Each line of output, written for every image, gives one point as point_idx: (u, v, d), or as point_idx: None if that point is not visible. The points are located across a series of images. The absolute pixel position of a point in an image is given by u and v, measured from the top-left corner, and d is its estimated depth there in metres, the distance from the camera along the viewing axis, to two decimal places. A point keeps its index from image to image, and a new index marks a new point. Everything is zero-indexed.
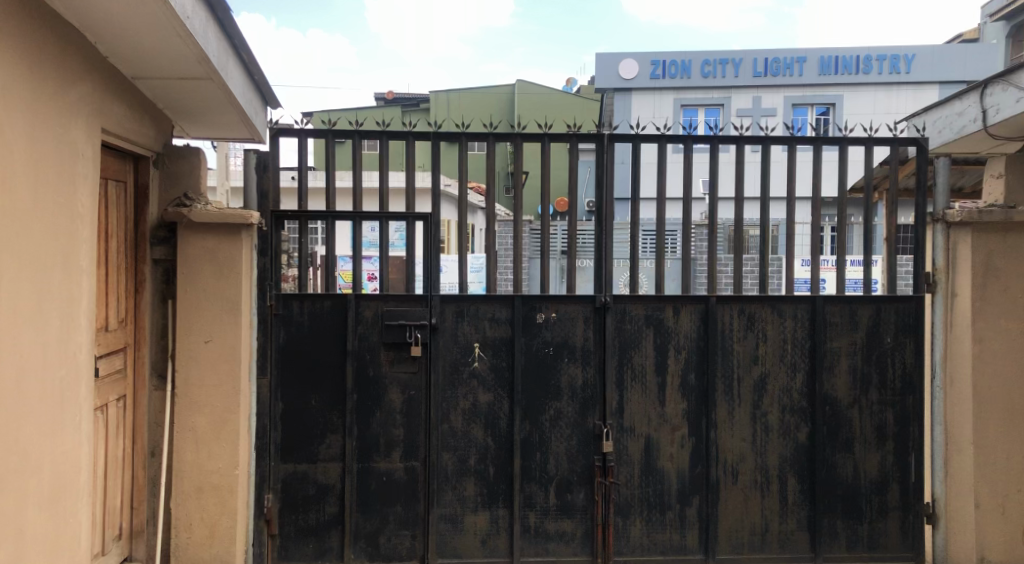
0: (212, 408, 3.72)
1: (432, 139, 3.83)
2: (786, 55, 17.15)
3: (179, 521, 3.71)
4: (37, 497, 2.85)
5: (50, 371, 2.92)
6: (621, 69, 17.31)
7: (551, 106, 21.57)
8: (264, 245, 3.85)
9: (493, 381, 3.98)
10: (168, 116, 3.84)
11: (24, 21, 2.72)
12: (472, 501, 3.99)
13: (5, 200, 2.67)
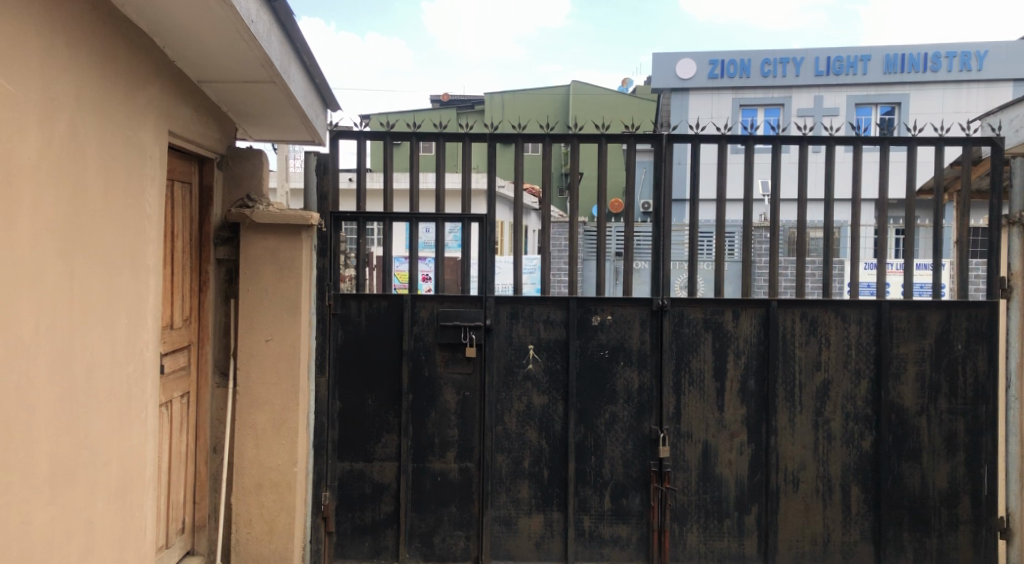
0: (271, 406, 3.78)
1: (489, 141, 3.83)
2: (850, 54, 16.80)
3: (240, 516, 3.79)
4: (105, 490, 2.94)
5: (119, 368, 3.01)
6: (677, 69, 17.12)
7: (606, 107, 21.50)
8: (324, 245, 3.92)
9: (548, 383, 3.96)
10: (231, 119, 3.93)
11: (97, 27, 2.81)
12: (526, 503, 3.98)
13: (79, 200, 2.76)
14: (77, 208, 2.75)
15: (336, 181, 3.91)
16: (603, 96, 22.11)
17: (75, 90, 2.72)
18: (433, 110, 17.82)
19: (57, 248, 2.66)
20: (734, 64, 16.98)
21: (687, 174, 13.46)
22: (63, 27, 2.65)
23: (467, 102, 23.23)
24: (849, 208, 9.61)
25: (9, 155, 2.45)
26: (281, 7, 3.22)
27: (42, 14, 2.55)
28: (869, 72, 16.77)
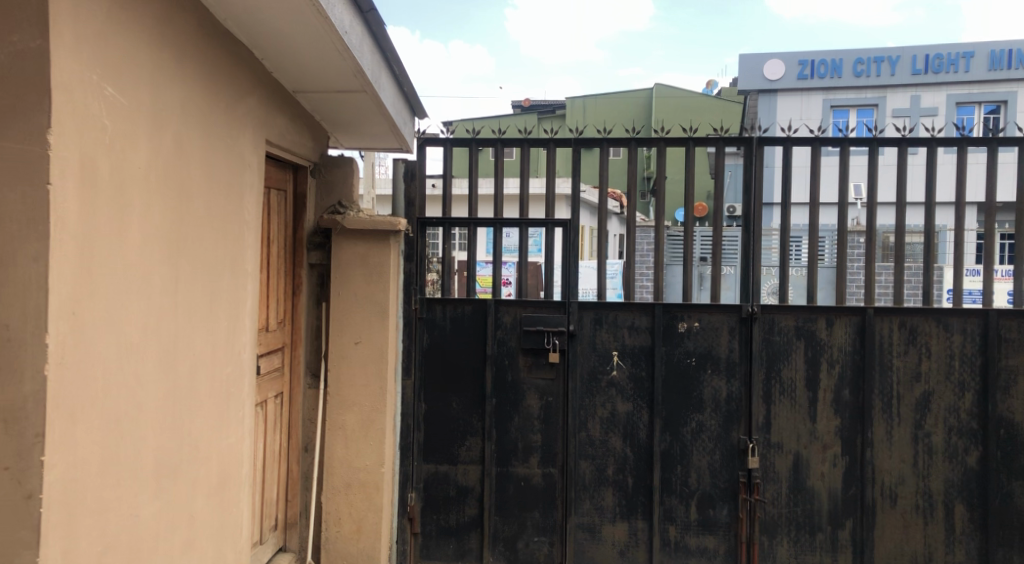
0: (359, 407, 3.87)
1: (573, 146, 3.82)
2: (951, 52, 16.19)
3: (330, 515, 3.90)
4: (205, 486, 3.06)
5: (219, 368, 3.14)
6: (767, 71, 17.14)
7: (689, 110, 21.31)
8: (411, 250, 4.01)
9: (632, 391, 3.92)
10: (323, 128, 4.04)
11: (201, 41, 2.92)
12: (610, 511, 3.95)
13: (185, 207, 2.88)
14: (182, 215, 2.87)
15: (423, 187, 4.00)
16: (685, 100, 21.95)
17: (180, 101, 2.84)
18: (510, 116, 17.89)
19: (164, 253, 2.78)
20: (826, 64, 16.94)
21: (776, 178, 13.12)
22: (170, 42, 2.77)
23: (547, 106, 23.35)
24: (953, 211, 9.20)
25: (123, 164, 2.56)
26: (373, 18, 3.29)
27: (151, 30, 2.66)
28: (972, 70, 16.13)
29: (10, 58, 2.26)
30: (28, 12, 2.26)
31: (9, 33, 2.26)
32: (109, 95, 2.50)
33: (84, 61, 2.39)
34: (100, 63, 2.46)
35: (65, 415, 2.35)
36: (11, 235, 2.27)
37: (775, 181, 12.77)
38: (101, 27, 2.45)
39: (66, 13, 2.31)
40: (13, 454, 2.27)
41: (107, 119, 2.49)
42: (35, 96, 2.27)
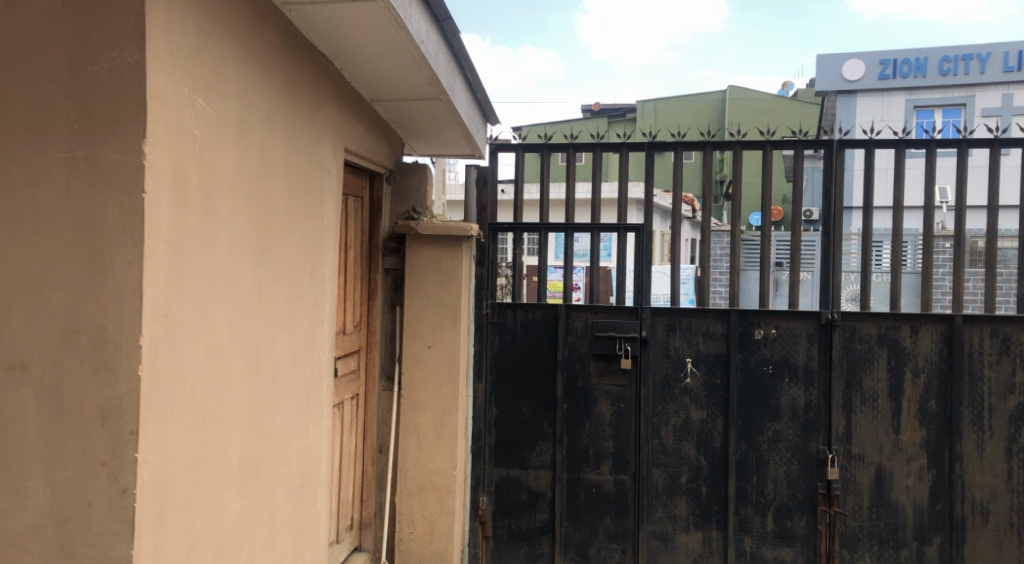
0: (432, 410, 3.93)
1: (646, 150, 3.79)
2: None
3: (404, 516, 3.96)
4: (286, 484, 3.15)
5: (299, 370, 3.24)
6: (847, 71, 17.21)
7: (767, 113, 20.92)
8: (482, 255, 4.05)
9: (707, 398, 3.86)
10: (397, 134, 4.14)
11: (283, 52, 3.01)
12: (684, 520, 3.90)
13: (268, 214, 2.98)
14: (265, 221, 2.96)
15: (495, 193, 4.05)
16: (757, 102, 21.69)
17: (264, 112, 2.93)
18: (578, 122, 17.90)
19: (249, 258, 2.87)
20: (910, 63, 16.96)
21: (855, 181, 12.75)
22: (254, 55, 2.85)
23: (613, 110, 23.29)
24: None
25: (211, 172, 2.64)
26: (449, 27, 3.34)
27: (238, 43, 2.74)
28: None
29: (110, 73, 2.35)
30: (127, 28, 2.33)
31: (109, 48, 2.34)
32: (200, 107, 2.57)
33: (177, 74, 2.46)
34: (191, 76, 2.53)
35: (158, 414, 2.42)
36: (109, 242, 2.36)
37: (854, 183, 12.41)
38: (193, 41, 2.52)
39: (161, 28, 2.39)
40: (110, 450, 2.36)
41: (198, 129, 2.56)
42: (132, 109, 2.35)
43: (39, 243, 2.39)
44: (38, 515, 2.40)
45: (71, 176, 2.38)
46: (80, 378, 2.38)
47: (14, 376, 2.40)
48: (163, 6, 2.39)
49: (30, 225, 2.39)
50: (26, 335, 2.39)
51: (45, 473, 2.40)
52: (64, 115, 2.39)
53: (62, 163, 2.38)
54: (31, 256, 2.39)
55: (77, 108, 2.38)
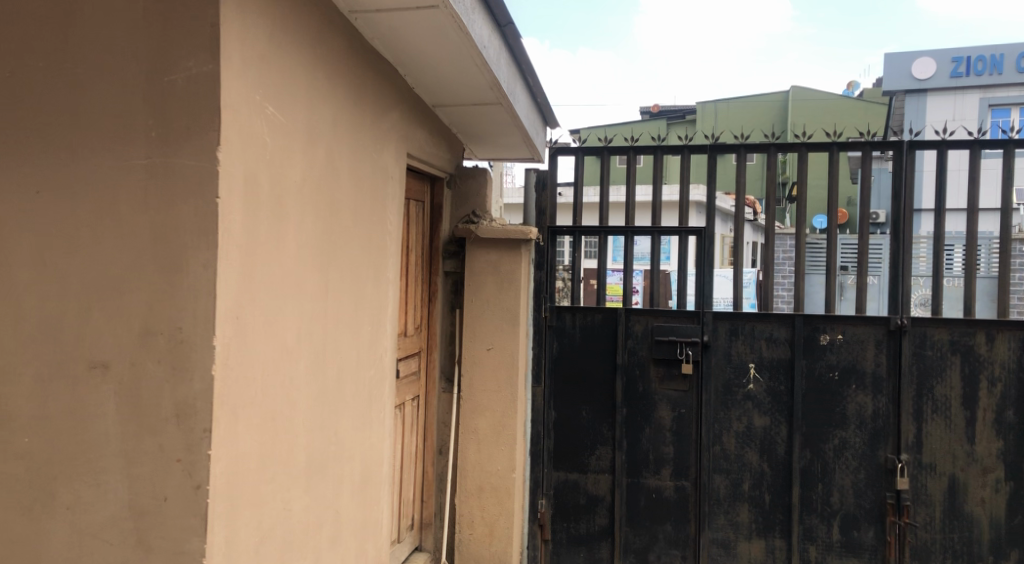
0: (492, 412, 3.97)
1: (709, 152, 3.74)
2: None
3: (463, 518, 4.01)
4: (350, 483, 3.22)
5: (362, 371, 3.32)
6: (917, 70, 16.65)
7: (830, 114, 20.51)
8: (541, 259, 4.07)
9: (770, 405, 3.82)
10: (458, 137, 4.22)
11: (349, 60, 3.08)
12: (746, 528, 3.87)
13: (334, 220, 3.05)
14: (332, 226, 3.03)
15: (554, 196, 4.07)
16: (818, 102, 21.27)
17: (331, 118, 2.99)
18: (635, 124, 17.74)
19: (316, 262, 2.94)
20: (984, 60, 16.44)
21: (925, 183, 12.37)
22: (322, 62, 2.91)
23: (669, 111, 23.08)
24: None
25: (281, 177, 2.71)
26: (511, 32, 3.37)
27: (307, 52, 2.82)
28: None
29: (187, 82, 2.42)
30: (203, 38, 2.41)
31: (186, 58, 2.42)
32: (270, 114, 2.64)
33: (249, 83, 2.53)
34: (263, 83, 2.60)
35: (229, 412, 2.49)
36: (185, 245, 2.43)
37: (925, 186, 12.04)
38: (264, 51, 2.59)
39: (235, 38, 2.46)
40: (185, 446, 2.43)
41: (268, 135, 2.63)
42: (207, 116, 2.42)
43: (119, 246, 2.47)
44: (117, 508, 2.48)
45: (149, 182, 2.46)
46: (157, 377, 2.46)
47: (95, 374, 2.48)
48: (237, 17, 2.46)
49: (111, 229, 2.47)
50: (106, 334, 2.47)
51: (123, 468, 2.47)
52: (143, 122, 2.46)
53: (141, 169, 2.46)
54: (112, 259, 2.47)
55: (155, 115, 2.46)
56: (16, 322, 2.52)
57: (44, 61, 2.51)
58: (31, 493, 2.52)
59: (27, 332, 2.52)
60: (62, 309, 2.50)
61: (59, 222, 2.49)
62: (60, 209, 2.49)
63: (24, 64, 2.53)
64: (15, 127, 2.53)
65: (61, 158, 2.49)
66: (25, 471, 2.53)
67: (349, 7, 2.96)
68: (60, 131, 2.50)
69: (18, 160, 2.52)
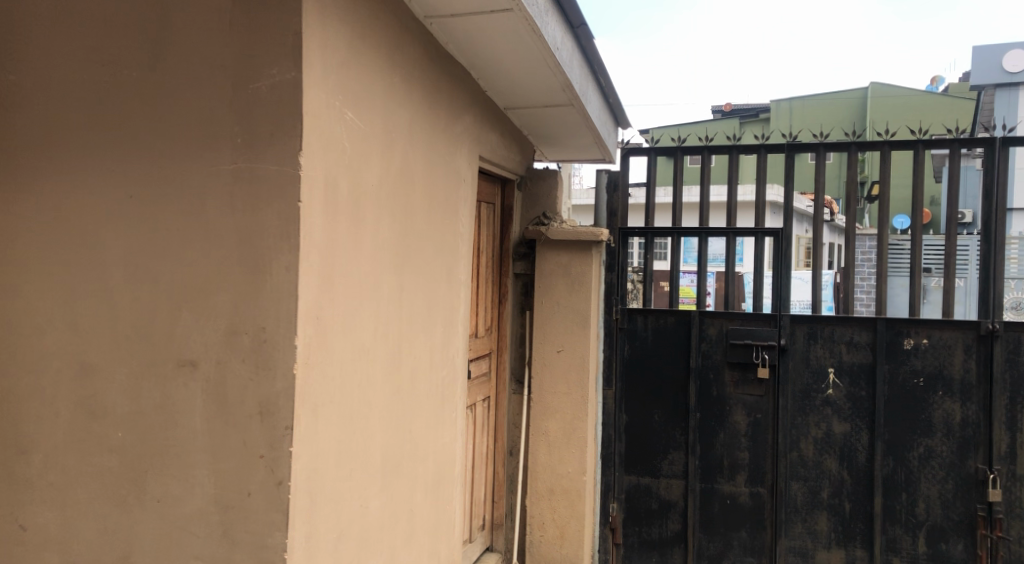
0: (562, 414, 3.99)
1: (786, 152, 3.66)
2: None
3: (534, 519, 4.04)
4: (423, 483, 3.28)
5: (436, 373, 3.37)
6: None
7: (911, 111, 19.83)
8: (612, 261, 4.09)
9: (850, 411, 3.77)
10: (529, 140, 4.26)
11: (423, 64, 3.11)
12: (825, 537, 3.84)
13: (409, 223, 3.09)
14: (407, 228, 3.08)
15: (626, 197, 4.05)
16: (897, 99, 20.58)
17: (407, 123, 3.04)
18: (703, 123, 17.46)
19: (392, 263, 2.99)
20: None
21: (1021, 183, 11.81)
22: (399, 67, 2.96)
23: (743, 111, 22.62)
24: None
25: (359, 180, 2.76)
26: (583, 33, 3.37)
27: (384, 57, 2.87)
28: None
29: (271, 89, 2.48)
30: (286, 46, 2.46)
31: (270, 66, 2.48)
32: (349, 119, 2.69)
33: (329, 89, 2.58)
34: (343, 89, 2.65)
35: (310, 409, 2.55)
36: (268, 247, 2.49)
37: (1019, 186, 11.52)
38: (344, 57, 2.65)
39: (317, 46, 2.51)
40: (268, 443, 2.50)
41: (347, 140, 2.68)
42: (290, 122, 2.48)
43: (207, 248, 2.55)
44: (203, 502, 2.56)
45: (235, 186, 2.53)
46: (242, 375, 2.53)
47: (184, 371, 2.57)
48: (319, 25, 2.51)
49: (199, 232, 2.55)
50: (194, 333, 2.56)
51: (210, 463, 2.55)
52: (229, 129, 2.53)
53: (227, 174, 2.53)
54: (199, 260, 2.55)
55: (241, 122, 2.52)
56: (110, 321, 2.63)
57: (135, 70, 2.61)
58: (123, 485, 2.62)
59: (121, 330, 2.62)
60: (153, 309, 2.59)
61: (151, 225, 2.59)
62: (152, 213, 2.59)
63: (116, 72, 2.62)
64: (108, 133, 2.63)
65: (152, 164, 2.59)
66: (118, 463, 2.63)
67: (425, 12, 3.01)
68: (150, 138, 2.59)
69: (112, 165, 2.62)
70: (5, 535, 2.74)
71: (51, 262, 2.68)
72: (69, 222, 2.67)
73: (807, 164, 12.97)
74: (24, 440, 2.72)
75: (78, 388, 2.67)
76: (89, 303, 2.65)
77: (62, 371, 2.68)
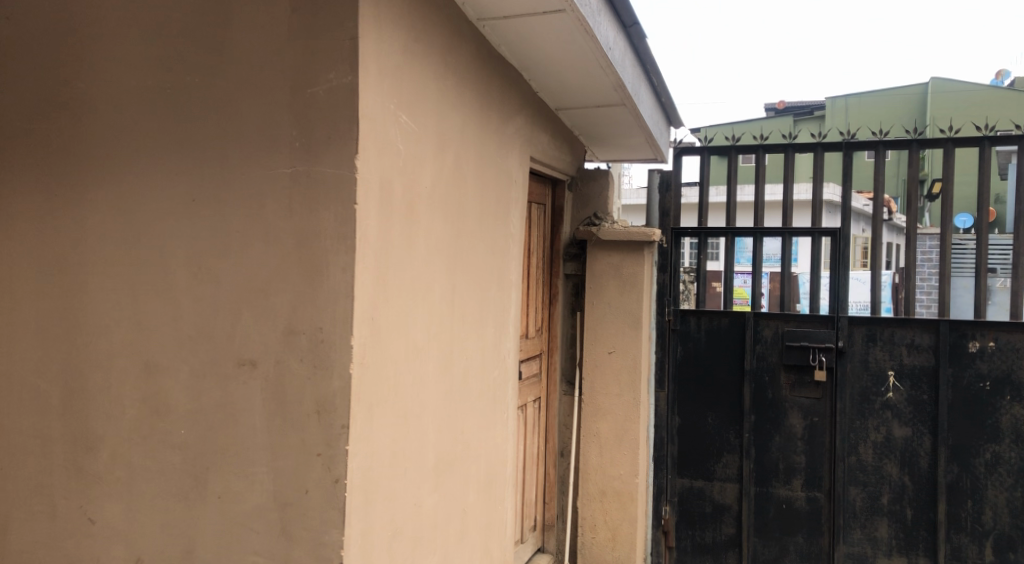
0: (614, 415, 4.00)
1: (843, 150, 3.60)
2: None
3: (586, 521, 4.05)
4: (476, 484, 3.30)
5: (488, 373, 3.39)
6: None
7: (972, 106, 19.23)
8: (665, 261, 4.06)
9: (911, 415, 3.69)
10: (579, 140, 4.26)
11: (475, 66, 3.13)
12: (886, 544, 3.76)
13: (462, 224, 3.12)
14: (459, 229, 3.10)
15: (678, 197, 4.03)
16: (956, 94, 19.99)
17: (459, 126, 3.06)
18: (754, 123, 17.21)
19: (444, 264, 3.01)
20: None
21: None
22: (452, 69, 2.98)
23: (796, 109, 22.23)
24: None
25: (412, 182, 2.79)
26: (636, 32, 3.35)
27: (438, 60, 2.89)
28: None
29: (328, 94, 2.51)
30: (342, 51, 2.49)
31: (327, 70, 2.51)
32: (403, 122, 2.72)
33: (385, 93, 2.61)
34: (397, 92, 2.68)
35: (365, 409, 2.57)
36: (325, 248, 2.52)
37: None
38: (399, 61, 2.67)
39: (373, 49, 2.53)
40: (324, 442, 2.52)
41: (401, 143, 2.71)
42: (346, 125, 2.50)
43: (266, 251, 2.59)
44: (263, 498, 2.60)
45: (293, 189, 2.56)
46: (300, 375, 2.56)
47: (244, 371, 2.62)
48: (374, 29, 2.53)
49: (258, 234, 2.60)
50: (254, 334, 2.61)
51: (269, 461, 2.59)
52: (287, 132, 2.57)
53: (285, 177, 2.57)
54: (259, 261, 2.60)
55: (299, 125, 2.56)
56: (174, 322, 2.70)
57: (197, 77, 2.67)
58: (185, 481, 2.69)
59: (184, 330, 2.69)
60: (215, 310, 2.65)
61: (213, 228, 2.65)
62: (213, 216, 2.65)
63: (178, 79, 2.69)
64: (171, 139, 2.70)
65: (214, 168, 2.65)
66: (181, 460, 2.69)
67: (478, 15, 3.03)
68: (212, 143, 2.65)
69: (175, 169, 2.69)
70: (74, 528, 2.83)
71: (117, 264, 2.77)
72: (134, 225, 2.75)
73: (866, 163, 12.69)
74: (92, 436, 2.81)
75: (143, 386, 2.74)
76: (153, 304, 2.73)
77: (127, 370, 2.76)
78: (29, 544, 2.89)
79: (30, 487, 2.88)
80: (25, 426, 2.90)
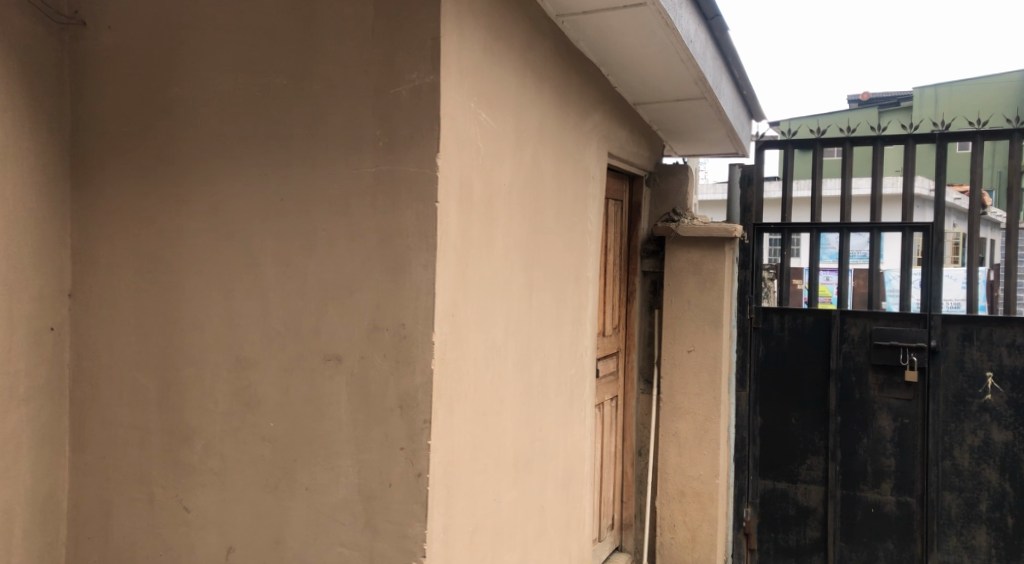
0: (694, 416, 3.95)
1: (937, 142, 3.45)
2: None
3: (665, 521, 4.01)
4: (555, 481, 3.30)
5: (567, 370, 3.40)
6: None
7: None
8: (746, 257, 3.99)
9: (1012, 419, 3.54)
10: (658, 135, 4.24)
11: (553, 63, 3.12)
12: (984, 553, 3.60)
13: (542, 221, 3.13)
14: (537, 227, 3.10)
15: (760, 192, 3.94)
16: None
17: (538, 123, 3.06)
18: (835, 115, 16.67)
19: (523, 261, 3.03)
20: None
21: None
22: (532, 66, 2.99)
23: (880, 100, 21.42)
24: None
25: (493, 180, 2.81)
26: (718, 24, 3.31)
27: (518, 57, 2.90)
28: None
29: (410, 94, 2.54)
30: (425, 50, 2.51)
31: (410, 70, 2.54)
32: (483, 120, 2.73)
33: (465, 91, 2.62)
34: (478, 90, 2.69)
35: (447, 405, 2.59)
36: (408, 246, 2.55)
37: None
38: (479, 60, 2.69)
39: (454, 48, 2.55)
40: (407, 436, 2.55)
41: (481, 141, 2.72)
42: (428, 123, 2.52)
43: (351, 249, 2.64)
44: (348, 491, 2.65)
45: (377, 188, 2.60)
46: (384, 369, 2.59)
47: (330, 366, 2.68)
48: (455, 27, 2.55)
49: (344, 232, 2.65)
50: (340, 330, 2.66)
51: (354, 453, 2.64)
52: (371, 132, 2.61)
53: (369, 176, 2.61)
54: (344, 259, 2.65)
55: (382, 125, 2.60)
56: (264, 318, 2.78)
57: (285, 79, 2.74)
58: (274, 472, 2.77)
59: (272, 326, 2.77)
60: (302, 306, 2.72)
61: (300, 227, 2.72)
62: (301, 215, 2.72)
63: (267, 82, 2.77)
64: (261, 140, 2.78)
65: (301, 168, 2.72)
66: (270, 452, 2.77)
67: (557, 11, 3.03)
68: (299, 144, 2.72)
69: (265, 170, 2.77)
70: (171, 516, 2.95)
71: (211, 262, 2.87)
72: (227, 224, 2.84)
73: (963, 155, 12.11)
74: (187, 428, 2.92)
75: (234, 380, 2.84)
76: (244, 301, 2.81)
77: (220, 364, 2.86)
78: (129, 529, 3.02)
79: (130, 475, 3.02)
80: (125, 418, 3.03)
